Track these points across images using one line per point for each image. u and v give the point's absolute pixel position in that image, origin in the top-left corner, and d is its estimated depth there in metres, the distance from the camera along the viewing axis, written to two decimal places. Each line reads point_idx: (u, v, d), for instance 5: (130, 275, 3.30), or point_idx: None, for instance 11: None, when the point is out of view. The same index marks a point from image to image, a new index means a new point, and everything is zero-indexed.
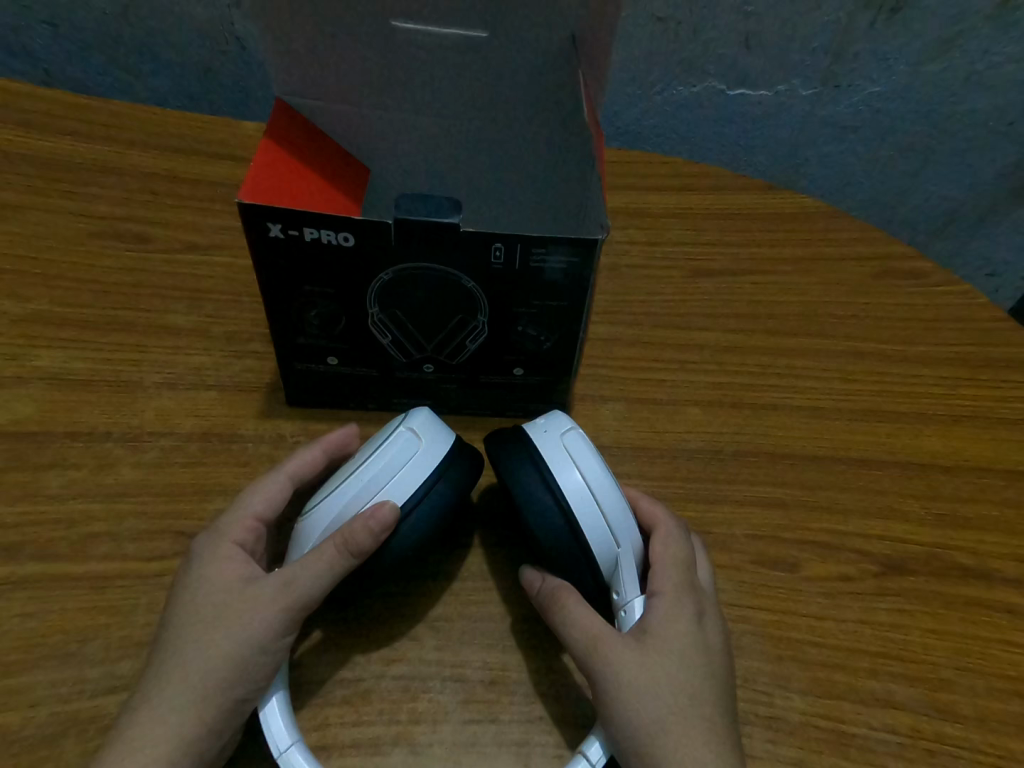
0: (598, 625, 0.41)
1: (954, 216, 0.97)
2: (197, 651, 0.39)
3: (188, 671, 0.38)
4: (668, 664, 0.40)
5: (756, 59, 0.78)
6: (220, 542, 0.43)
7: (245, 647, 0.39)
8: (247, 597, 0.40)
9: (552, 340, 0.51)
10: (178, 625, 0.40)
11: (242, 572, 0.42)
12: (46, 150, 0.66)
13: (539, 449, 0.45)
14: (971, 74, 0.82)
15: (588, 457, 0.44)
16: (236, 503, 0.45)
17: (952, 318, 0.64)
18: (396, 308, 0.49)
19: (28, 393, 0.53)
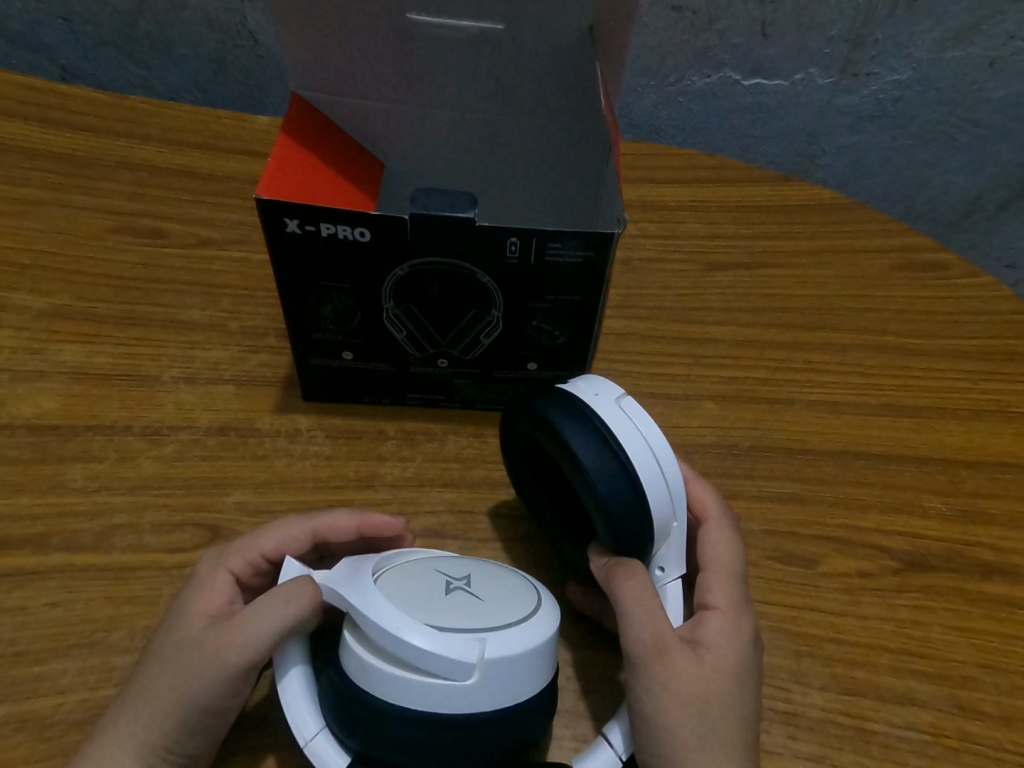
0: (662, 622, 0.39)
1: (976, 205, 0.95)
2: (145, 695, 0.38)
3: (134, 714, 0.38)
4: (721, 684, 0.38)
5: (773, 48, 0.77)
6: (202, 572, 0.42)
7: (189, 697, 0.37)
8: (199, 643, 0.39)
9: (566, 334, 0.50)
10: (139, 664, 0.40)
11: (207, 608, 0.40)
12: (65, 148, 0.66)
13: (596, 412, 0.43)
14: (995, 60, 0.80)
15: (647, 421, 0.43)
16: (255, 535, 0.45)
17: (973, 311, 0.63)
18: (410, 304, 0.49)
19: (51, 386, 0.54)
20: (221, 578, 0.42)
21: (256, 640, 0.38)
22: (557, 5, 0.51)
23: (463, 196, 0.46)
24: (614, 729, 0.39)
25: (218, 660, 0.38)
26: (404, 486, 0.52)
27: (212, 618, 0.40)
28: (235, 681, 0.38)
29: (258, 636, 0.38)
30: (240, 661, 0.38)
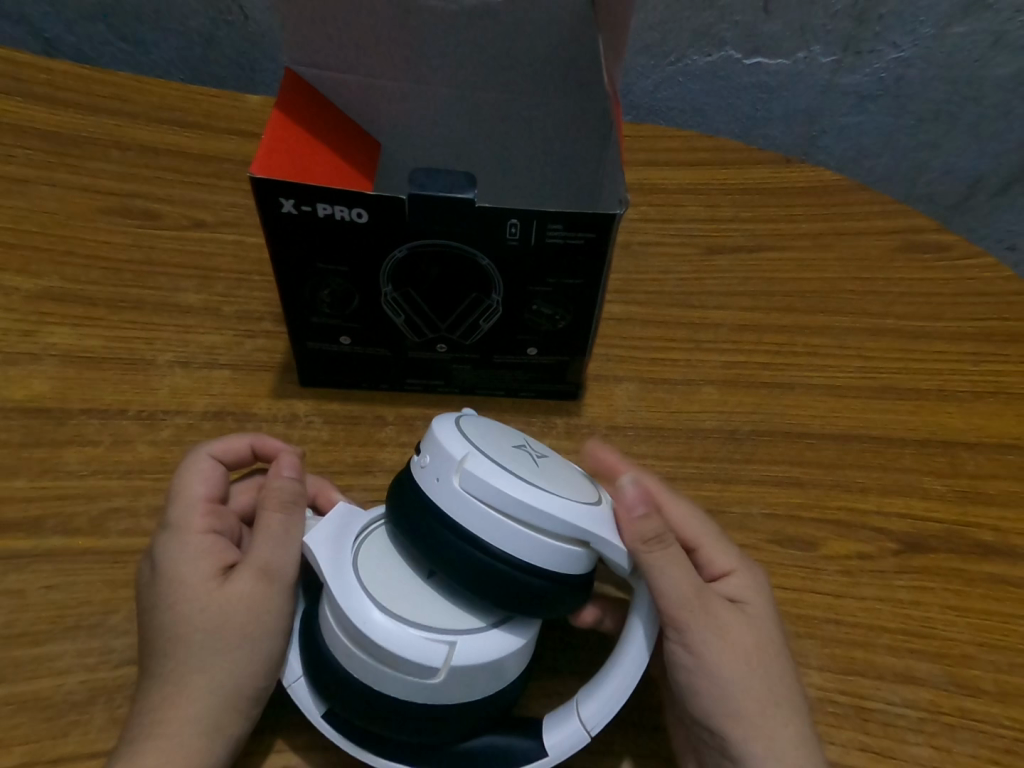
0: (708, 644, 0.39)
1: (977, 187, 0.94)
2: (203, 665, 0.38)
3: (198, 688, 0.38)
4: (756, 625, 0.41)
5: (775, 24, 0.75)
6: (179, 543, 0.41)
7: (259, 629, 0.39)
8: (231, 587, 0.40)
9: (567, 318, 0.50)
10: (167, 651, 0.39)
11: (212, 564, 0.41)
12: (52, 126, 0.65)
13: (442, 507, 0.38)
14: (1000, 36, 0.78)
15: (474, 480, 0.38)
16: (178, 496, 0.43)
17: (974, 293, 0.62)
18: (409, 288, 0.48)
19: (44, 369, 0.53)
20: (205, 536, 0.42)
21: (291, 549, 0.41)
22: None
23: (458, 177, 0.46)
24: (590, 704, 0.39)
25: (264, 589, 0.40)
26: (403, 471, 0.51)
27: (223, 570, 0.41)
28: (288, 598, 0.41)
29: (285, 559, 0.41)
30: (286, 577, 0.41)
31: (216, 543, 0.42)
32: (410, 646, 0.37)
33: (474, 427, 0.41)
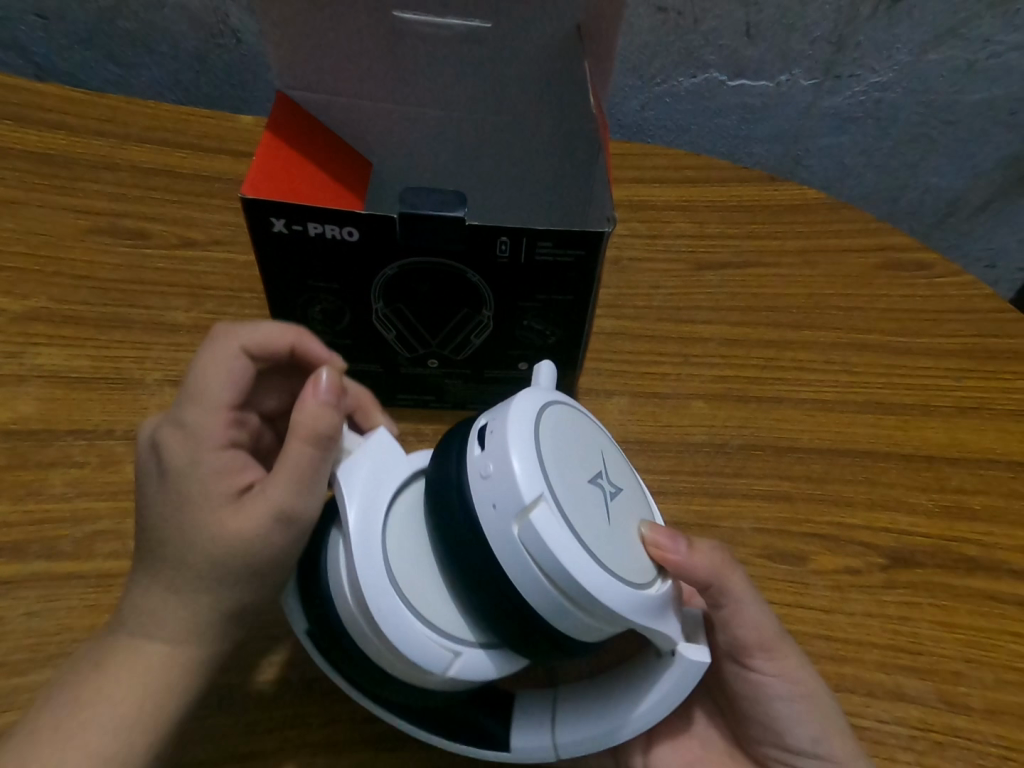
0: (802, 673, 0.42)
1: (955, 205, 0.96)
2: (205, 590, 0.38)
3: (199, 599, 0.38)
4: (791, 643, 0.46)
5: (757, 49, 0.77)
6: (191, 450, 0.40)
7: (265, 565, 0.39)
8: (243, 510, 0.38)
9: (557, 334, 0.50)
10: (172, 561, 0.38)
11: (226, 481, 0.40)
12: (42, 147, 0.65)
13: (488, 534, 0.36)
14: (972, 63, 0.81)
15: (532, 525, 0.35)
16: (201, 392, 0.42)
17: (954, 310, 0.64)
18: (400, 305, 0.49)
19: (29, 390, 0.52)
20: (220, 449, 0.41)
21: (311, 485, 0.40)
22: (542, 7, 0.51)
23: (452, 195, 0.45)
24: (568, 730, 0.41)
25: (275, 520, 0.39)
26: None
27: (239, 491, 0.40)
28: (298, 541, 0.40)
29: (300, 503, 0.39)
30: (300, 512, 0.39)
31: (232, 459, 0.41)
32: (414, 638, 0.37)
33: (556, 449, 0.38)
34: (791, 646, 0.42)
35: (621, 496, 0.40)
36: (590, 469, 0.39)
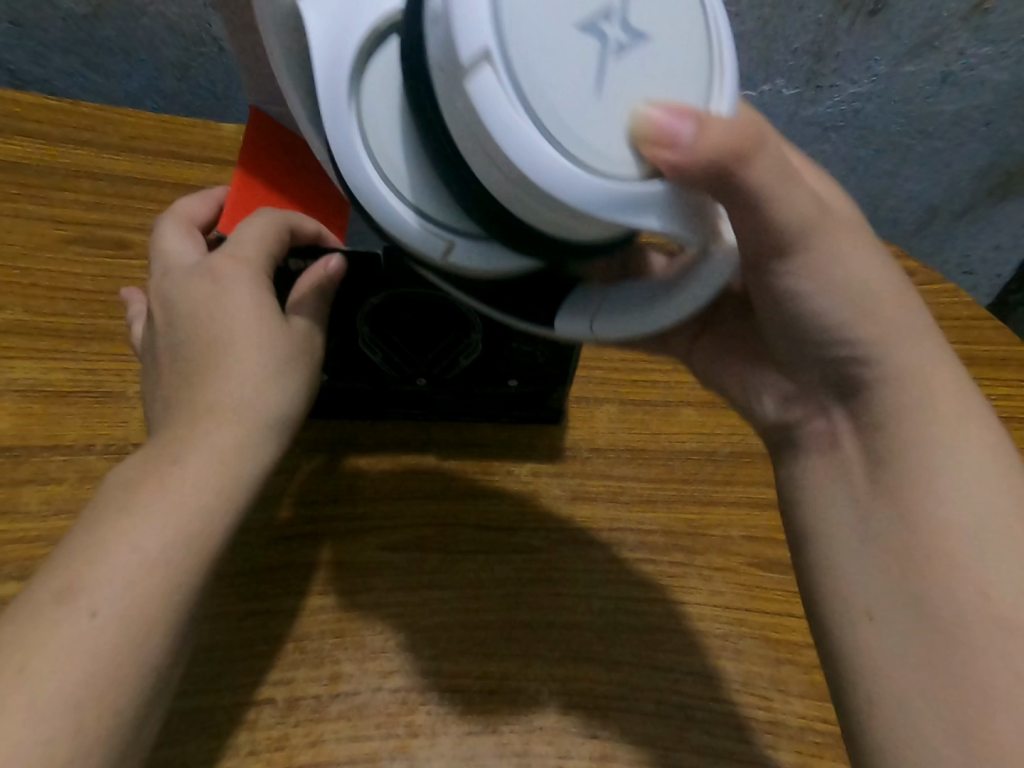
0: (868, 266, 0.40)
1: (934, 213, 0.98)
2: (196, 436, 0.39)
3: (177, 451, 0.38)
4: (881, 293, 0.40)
5: (739, 59, 0.78)
6: (173, 270, 0.45)
7: (254, 396, 0.41)
8: (223, 354, 0.41)
9: (547, 354, 0.49)
10: (169, 427, 0.40)
11: (196, 278, 0.43)
12: (20, 157, 0.64)
13: (442, 78, 0.29)
14: (949, 74, 0.82)
15: (483, 83, 0.27)
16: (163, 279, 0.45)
17: (935, 317, 0.65)
18: (387, 328, 0.48)
19: (5, 404, 0.51)
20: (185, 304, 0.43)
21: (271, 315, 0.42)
22: None
23: None
24: (611, 317, 0.36)
25: (236, 321, 0.41)
26: (383, 500, 0.50)
27: (207, 275, 0.43)
28: (279, 365, 0.42)
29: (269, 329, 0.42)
30: (262, 324, 0.42)
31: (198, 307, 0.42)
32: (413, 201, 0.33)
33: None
34: (826, 244, 0.39)
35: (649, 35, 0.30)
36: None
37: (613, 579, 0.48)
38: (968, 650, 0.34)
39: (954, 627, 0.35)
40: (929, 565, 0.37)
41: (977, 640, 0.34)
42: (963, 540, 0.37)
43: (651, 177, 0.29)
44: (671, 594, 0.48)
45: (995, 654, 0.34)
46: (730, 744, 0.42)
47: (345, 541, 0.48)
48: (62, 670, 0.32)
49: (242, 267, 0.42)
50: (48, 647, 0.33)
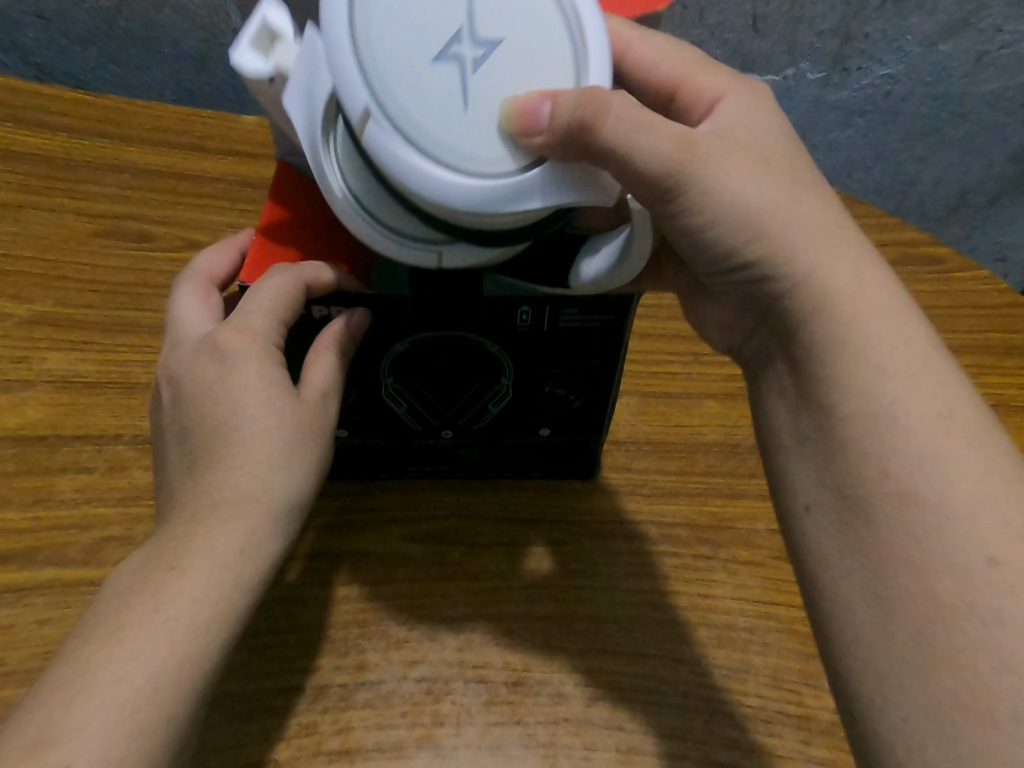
0: (743, 189, 0.37)
1: (965, 198, 0.95)
2: (202, 544, 0.37)
3: (196, 539, 0.37)
4: (789, 225, 0.37)
5: (764, 41, 0.76)
6: (182, 343, 0.42)
7: (266, 490, 0.38)
8: (231, 445, 0.39)
9: (581, 398, 0.48)
10: (175, 520, 0.38)
11: (201, 355, 0.41)
12: (47, 150, 0.65)
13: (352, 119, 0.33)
14: (984, 54, 0.79)
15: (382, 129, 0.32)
16: (174, 349, 0.43)
17: (968, 305, 0.63)
18: (412, 378, 0.46)
19: (36, 394, 0.52)
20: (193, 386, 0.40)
21: (281, 400, 0.40)
22: None
23: None
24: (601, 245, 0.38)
25: (245, 403, 0.39)
26: (404, 492, 0.51)
27: (215, 352, 0.40)
28: (290, 450, 0.39)
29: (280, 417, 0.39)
30: (272, 406, 0.39)
31: (206, 392, 0.40)
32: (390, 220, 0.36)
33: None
34: (700, 170, 0.36)
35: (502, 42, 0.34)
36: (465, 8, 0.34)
37: (637, 572, 0.48)
38: (960, 606, 0.31)
39: (952, 586, 0.31)
40: (894, 524, 0.33)
41: (974, 592, 0.31)
42: (922, 485, 0.33)
43: (532, 165, 0.34)
44: (696, 588, 0.47)
45: (993, 605, 0.31)
46: (758, 738, 0.42)
47: (368, 533, 0.49)
48: (130, 683, 0.33)
49: (249, 340, 0.40)
50: (114, 664, 0.34)
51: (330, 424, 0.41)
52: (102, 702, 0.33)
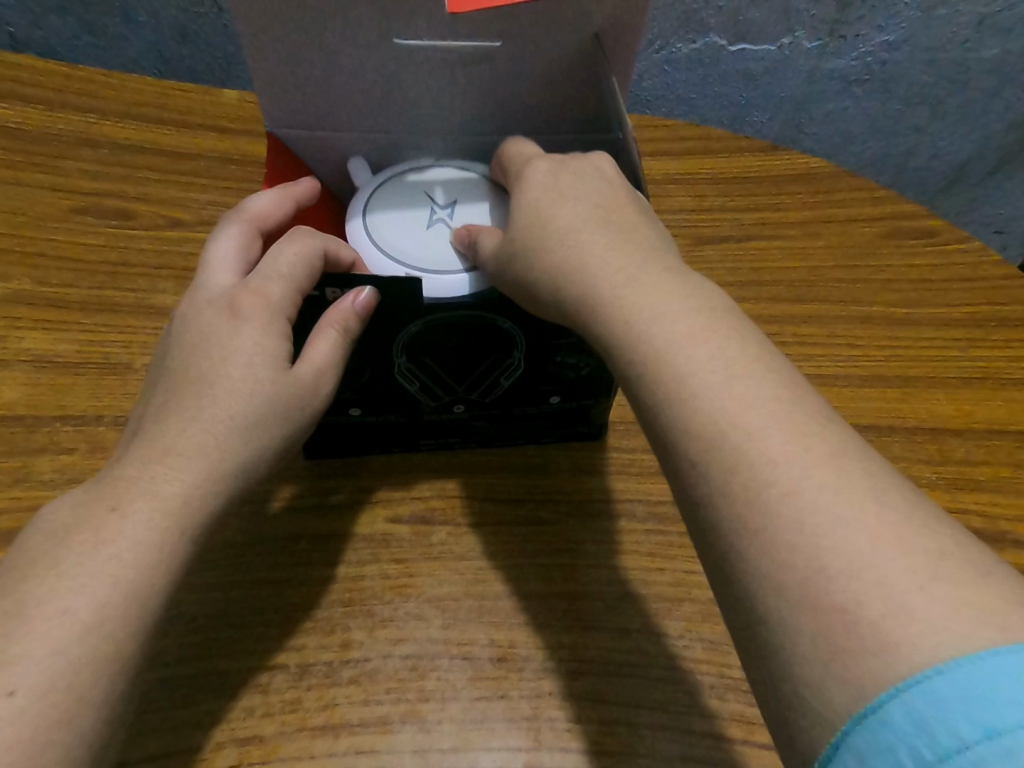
0: (562, 246, 0.39)
1: (964, 169, 0.94)
2: (148, 487, 0.36)
3: (147, 481, 0.36)
4: (609, 276, 0.37)
5: (759, 9, 0.74)
6: (200, 287, 0.42)
7: (222, 458, 0.37)
8: (205, 403, 0.38)
9: (592, 365, 0.47)
10: (133, 457, 0.37)
11: (212, 307, 0.40)
12: (20, 124, 0.63)
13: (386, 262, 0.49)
14: (985, 18, 0.77)
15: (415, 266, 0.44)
16: (195, 288, 0.42)
17: (961, 278, 0.62)
18: (424, 358, 0.45)
19: (16, 376, 0.51)
20: (195, 335, 0.40)
21: (270, 373, 0.39)
22: (555, 23, 0.45)
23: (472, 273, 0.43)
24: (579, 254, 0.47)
25: (231, 363, 0.39)
26: (391, 473, 0.51)
27: (227, 306, 0.40)
28: (258, 426, 0.39)
29: (258, 393, 0.39)
30: (258, 377, 0.39)
31: (204, 346, 0.39)
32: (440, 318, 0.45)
33: (387, 186, 0.49)
34: (523, 240, 0.40)
35: (451, 206, 0.48)
36: (427, 195, 0.48)
37: (623, 549, 0.48)
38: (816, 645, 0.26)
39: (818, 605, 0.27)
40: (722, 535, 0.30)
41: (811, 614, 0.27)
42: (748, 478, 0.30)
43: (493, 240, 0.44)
44: (680, 564, 0.47)
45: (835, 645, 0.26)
46: (740, 708, 0.42)
47: (354, 514, 0.49)
48: (97, 665, 0.32)
49: (263, 305, 0.40)
50: (68, 647, 0.32)
51: (310, 405, 0.41)
52: (72, 688, 0.31)
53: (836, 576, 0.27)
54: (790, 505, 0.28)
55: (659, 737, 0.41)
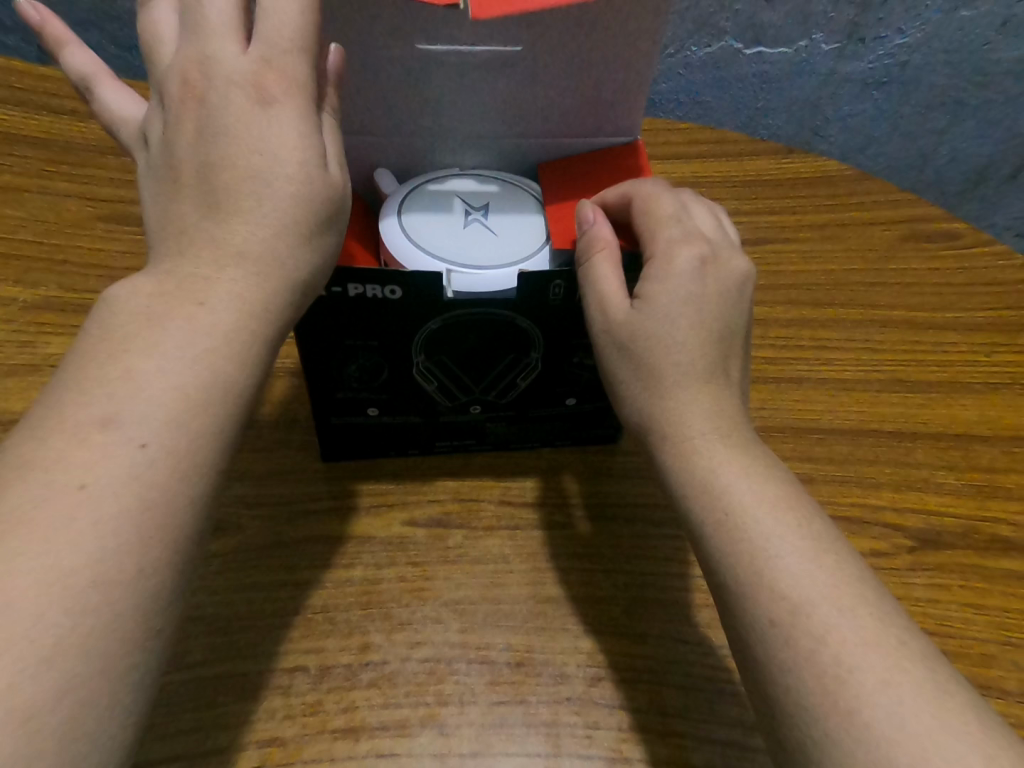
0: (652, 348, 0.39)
1: (985, 171, 0.93)
2: (187, 335, 0.32)
3: (174, 350, 0.32)
4: (684, 398, 0.38)
5: (776, 12, 0.73)
6: (195, 63, 0.36)
7: (273, 278, 0.34)
8: (246, 200, 0.34)
9: None
10: (162, 290, 0.33)
11: (227, 84, 0.35)
12: (47, 134, 0.65)
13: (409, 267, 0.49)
14: (1008, 19, 0.76)
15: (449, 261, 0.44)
16: (184, 68, 0.36)
17: (983, 282, 0.61)
18: (442, 356, 0.45)
19: (42, 380, 0.52)
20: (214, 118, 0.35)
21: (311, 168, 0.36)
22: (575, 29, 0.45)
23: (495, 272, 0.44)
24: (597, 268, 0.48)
25: (273, 152, 0.35)
26: (408, 476, 0.51)
27: (248, 84, 0.35)
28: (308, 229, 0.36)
29: (304, 199, 0.35)
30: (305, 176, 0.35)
31: (229, 127, 0.35)
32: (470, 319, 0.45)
33: (417, 188, 0.49)
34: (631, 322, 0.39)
35: (479, 204, 0.48)
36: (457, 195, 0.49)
37: (640, 554, 0.47)
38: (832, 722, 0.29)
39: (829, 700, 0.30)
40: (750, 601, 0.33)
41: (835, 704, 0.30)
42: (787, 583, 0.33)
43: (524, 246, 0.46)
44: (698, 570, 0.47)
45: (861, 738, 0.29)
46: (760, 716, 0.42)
47: (372, 517, 0.49)
48: None
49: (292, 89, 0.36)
50: None
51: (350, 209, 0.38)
52: None
53: (864, 686, 0.30)
54: (811, 620, 0.32)
55: (678, 743, 0.41)
